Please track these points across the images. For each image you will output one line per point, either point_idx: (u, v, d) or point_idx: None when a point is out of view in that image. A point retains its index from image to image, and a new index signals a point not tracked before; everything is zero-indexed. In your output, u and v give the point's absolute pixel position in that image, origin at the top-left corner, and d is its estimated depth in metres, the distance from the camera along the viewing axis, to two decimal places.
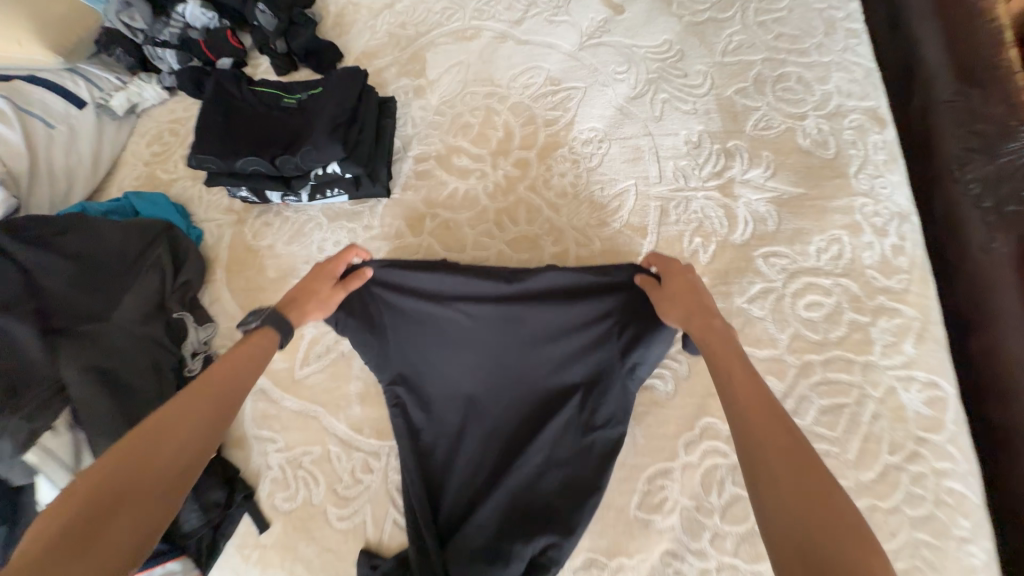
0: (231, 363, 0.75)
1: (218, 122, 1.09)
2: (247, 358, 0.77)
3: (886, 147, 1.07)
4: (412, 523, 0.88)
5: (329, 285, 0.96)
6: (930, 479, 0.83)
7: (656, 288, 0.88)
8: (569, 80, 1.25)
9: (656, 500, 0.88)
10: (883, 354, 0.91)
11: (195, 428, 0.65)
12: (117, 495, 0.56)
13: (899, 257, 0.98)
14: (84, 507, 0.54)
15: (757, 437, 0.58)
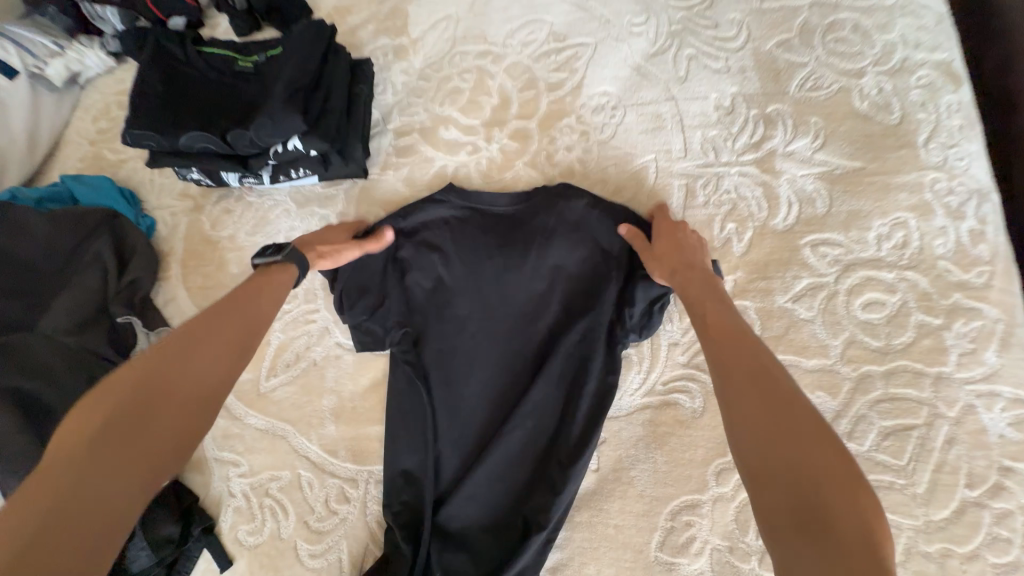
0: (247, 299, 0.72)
1: (157, 90, 0.91)
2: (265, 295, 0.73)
3: (962, 109, 0.87)
4: (393, 500, 0.81)
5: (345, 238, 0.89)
6: (1019, 520, 0.69)
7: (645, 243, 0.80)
8: (577, 35, 1.05)
9: (682, 539, 0.74)
10: (960, 365, 0.75)
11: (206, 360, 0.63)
12: (131, 414, 0.55)
13: (980, 245, 0.80)
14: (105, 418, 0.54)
15: (745, 394, 0.54)
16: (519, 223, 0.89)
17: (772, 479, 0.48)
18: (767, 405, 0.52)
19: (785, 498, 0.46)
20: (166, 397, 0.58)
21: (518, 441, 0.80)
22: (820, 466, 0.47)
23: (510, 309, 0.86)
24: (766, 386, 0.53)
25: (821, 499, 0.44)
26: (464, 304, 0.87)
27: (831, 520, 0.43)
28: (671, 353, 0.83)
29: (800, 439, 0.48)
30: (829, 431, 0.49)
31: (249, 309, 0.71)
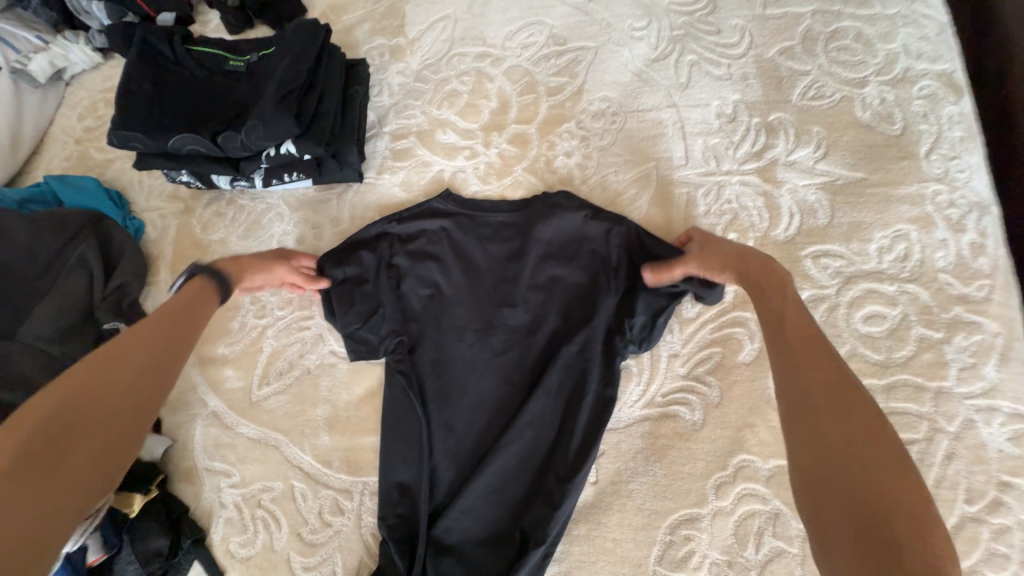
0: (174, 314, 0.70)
1: (145, 90, 0.88)
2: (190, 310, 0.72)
3: (963, 120, 0.87)
4: (388, 512, 0.80)
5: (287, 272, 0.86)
6: (1016, 535, 0.69)
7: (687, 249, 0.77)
8: (577, 38, 1.03)
9: (681, 553, 0.74)
10: (959, 380, 0.75)
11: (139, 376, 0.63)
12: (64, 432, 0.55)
13: (980, 258, 0.80)
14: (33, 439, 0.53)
15: (808, 411, 0.51)
16: (519, 231, 0.88)
17: (830, 494, 0.47)
18: (834, 416, 0.50)
19: (843, 513, 0.45)
20: (101, 401, 0.58)
21: (516, 453, 0.79)
22: (888, 492, 0.45)
23: (509, 318, 0.85)
24: (833, 396, 0.51)
25: (890, 528, 0.43)
26: (462, 313, 0.86)
27: (898, 542, 0.42)
28: (671, 364, 0.83)
29: (866, 454, 0.47)
30: (906, 466, 0.46)
31: (188, 321, 0.71)
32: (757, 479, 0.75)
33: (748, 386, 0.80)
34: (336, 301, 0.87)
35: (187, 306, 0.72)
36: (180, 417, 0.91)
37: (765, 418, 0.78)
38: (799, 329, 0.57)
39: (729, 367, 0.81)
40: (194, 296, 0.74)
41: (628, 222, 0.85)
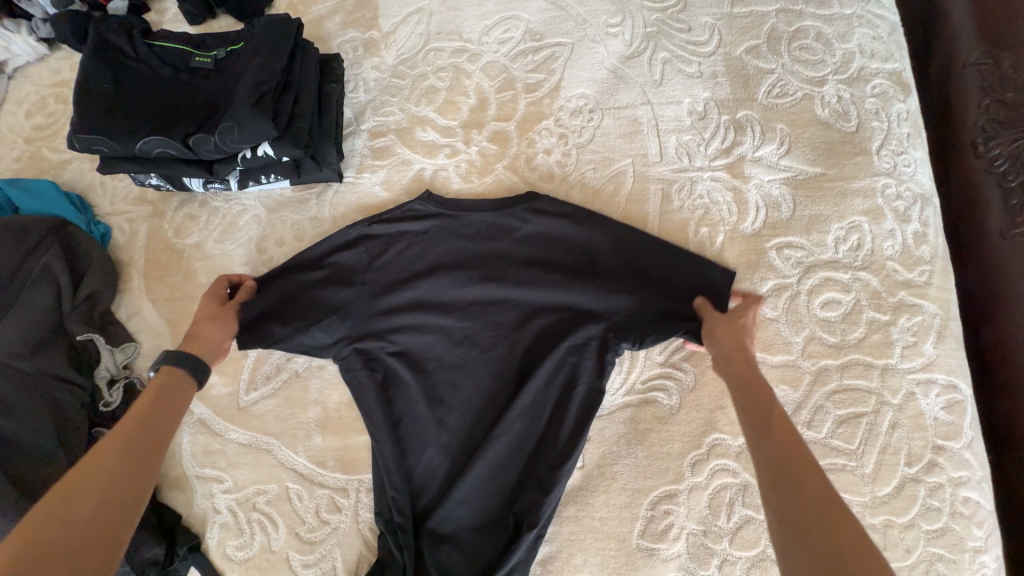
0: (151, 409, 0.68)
1: (105, 89, 0.84)
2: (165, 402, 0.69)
3: (910, 118, 0.94)
4: (385, 507, 0.82)
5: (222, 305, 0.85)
6: (947, 490, 0.79)
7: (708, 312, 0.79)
8: (553, 35, 1.04)
9: (661, 526, 0.80)
10: (902, 357, 0.84)
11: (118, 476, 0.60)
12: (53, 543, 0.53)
13: (922, 246, 0.88)
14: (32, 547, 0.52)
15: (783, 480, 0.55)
16: (502, 231, 0.90)
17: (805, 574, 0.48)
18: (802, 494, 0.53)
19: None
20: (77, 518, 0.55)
21: (507, 445, 0.83)
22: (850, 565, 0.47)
23: (496, 315, 0.88)
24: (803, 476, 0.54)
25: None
26: (450, 312, 0.88)
27: None
28: (650, 353, 0.88)
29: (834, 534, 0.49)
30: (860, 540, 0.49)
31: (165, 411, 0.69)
32: (728, 455, 0.82)
33: None
34: (324, 302, 0.86)
35: (158, 398, 0.69)
36: None
37: None
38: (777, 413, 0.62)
39: (702, 354, 0.87)
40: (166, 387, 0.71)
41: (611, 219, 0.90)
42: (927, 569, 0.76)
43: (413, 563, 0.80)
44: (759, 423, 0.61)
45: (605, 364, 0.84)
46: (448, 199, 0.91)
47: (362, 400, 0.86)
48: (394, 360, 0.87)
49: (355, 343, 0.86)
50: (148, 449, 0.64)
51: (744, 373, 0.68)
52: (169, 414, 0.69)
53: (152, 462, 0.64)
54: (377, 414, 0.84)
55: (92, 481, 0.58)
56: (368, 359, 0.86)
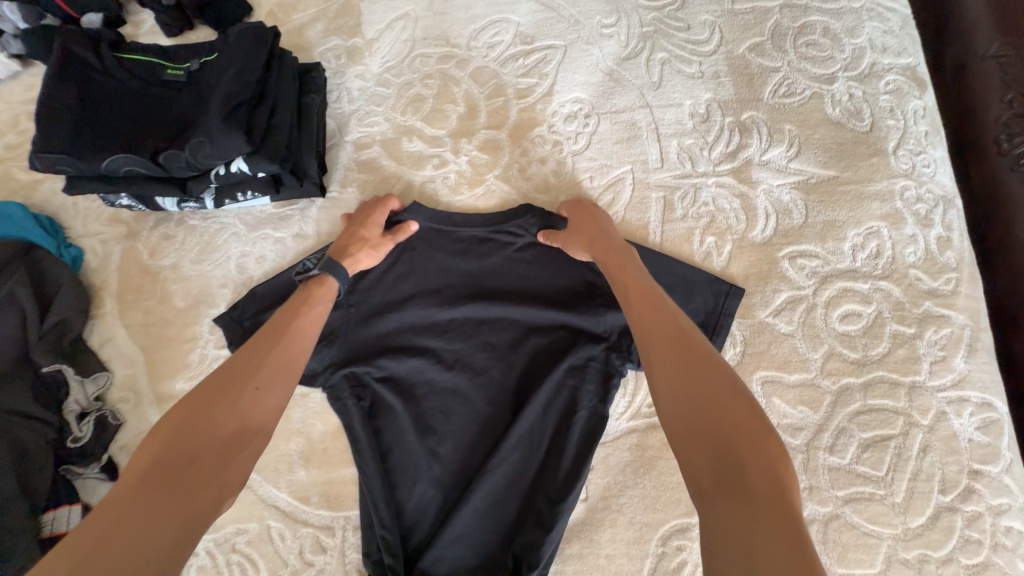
0: (288, 324, 0.69)
1: (71, 105, 0.79)
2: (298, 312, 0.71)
3: (927, 115, 0.88)
4: (372, 548, 0.76)
5: (377, 234, 0.83)
6: (987, 520, 0.72)
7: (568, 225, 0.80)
8: (545, 37, 0.99)
9: (673, 564, 0.74)
10: (931, 373, 0.77)
11: (256, 393, 0.61)
12: (195, 451, 0.54)
13: (946, 252, 0.82)
14: (174, 447, 0.54)
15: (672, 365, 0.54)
16: (495, 246, 0.84)
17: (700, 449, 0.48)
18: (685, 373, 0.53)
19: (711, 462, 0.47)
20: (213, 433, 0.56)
21: (504, 477, 0.77)
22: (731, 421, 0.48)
23: (490, 337, 0.82)
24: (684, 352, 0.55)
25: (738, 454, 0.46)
26: (441, 334, 0.82)
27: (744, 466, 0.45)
28: None
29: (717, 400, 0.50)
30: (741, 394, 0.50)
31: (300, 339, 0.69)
32: None
33: None
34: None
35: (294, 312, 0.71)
36: None
37: None
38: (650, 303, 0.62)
39: None
40: (304, 300, 0.73)
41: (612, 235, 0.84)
42: None
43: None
44: (639, 320, 0.61)
45: (606, 387, 0.78)
46: (438, 212, 0.86)
47: (347, 430, 0.80)
48: (381, 386, 0.80)
49: (341, 368, 0.80)
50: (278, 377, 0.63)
51: (622, 280, 0.67)
52: (303, 330, 0.69)
53: (289, 379, 0.65)
54: (363, 445, 0.78)
55: (243, 394, 0.60)
56: (353, 384, 0.80)
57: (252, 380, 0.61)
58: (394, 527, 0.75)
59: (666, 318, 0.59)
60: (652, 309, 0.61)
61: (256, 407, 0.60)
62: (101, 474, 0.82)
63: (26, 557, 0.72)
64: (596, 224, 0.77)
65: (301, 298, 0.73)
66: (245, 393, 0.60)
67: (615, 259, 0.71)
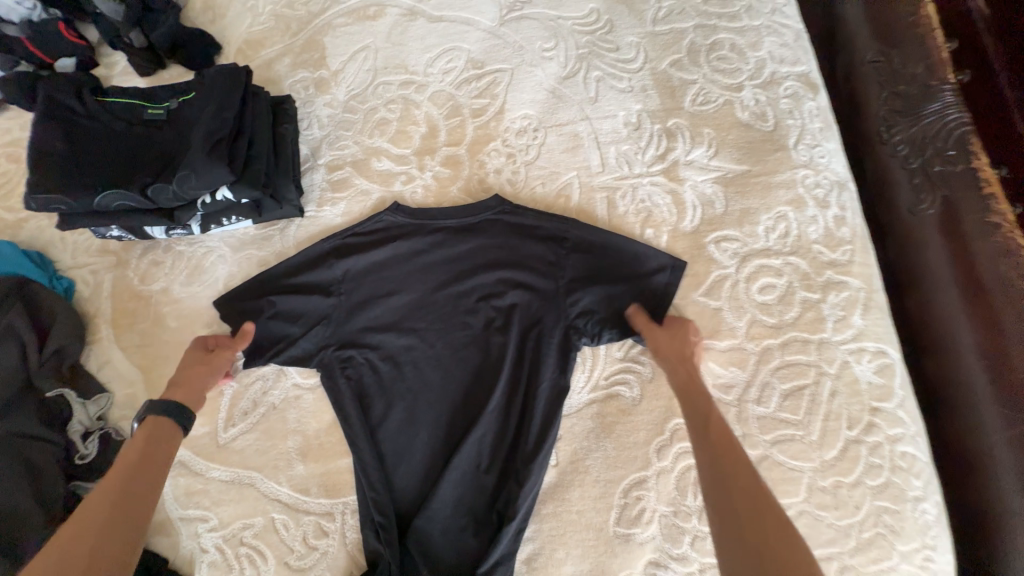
0: (139, 458, 0.73)
1: (60, 149, 0.86)
2: (146, 450, 0.75)
3: (821, 113, 1.04)
4: (368, 509, 0.86)
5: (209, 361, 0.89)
6: (886, 447, 0.87)
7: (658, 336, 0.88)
8: (493, 62, 1.11)
9: (634, 512, 0.85)
10: (835, 330, 0.92)
11: (119, 522, 0.65)
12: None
13: (842, 228, 0.98)
14: None
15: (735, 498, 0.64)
16: (471, 233, 0.98)
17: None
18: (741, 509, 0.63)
19: None
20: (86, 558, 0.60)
21: (485, 442, 0.88)
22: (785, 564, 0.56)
23: (466, 317, 0.95)
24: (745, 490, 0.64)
25: None
26: (425, 314, 0.95)
27: None
28: (609, 350, 0.94)
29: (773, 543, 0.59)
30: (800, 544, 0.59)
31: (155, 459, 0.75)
32: None
33: None
34: (300, 313, 0.94)
35: (147, 448, 0.75)
36: None
37: None
38: (719, 432, 0.72)
39: None
40: (157, 433, 0.78)
41: (575, 222, 0.97)
42: (875, 522, 0.83)
43: (406, 561, 0.85)
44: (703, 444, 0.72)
45: (567, 359, 0.90)
46: (417, 209, 0.99)
47: (341, 402, 0.91)
48: (374, 364, 0.93)
49: (337, 346, 0.93)
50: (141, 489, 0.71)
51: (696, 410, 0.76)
52: (158, 459, 0.75)
53: (149, 506, 0.70)
54: (354, 418, 0.90)
55: (99, 524, 0.64)
56: (347, 362, 0.93)
57: (110, 513, 0.66)
58: (387, 493, 0.87)
59: (735, 462, 0.68)
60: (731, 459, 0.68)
61: (119, 532, 0.65)
62: None
63: None
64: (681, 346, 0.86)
65: (141, 437, 0.77)
66: (102, 523, 0.64)
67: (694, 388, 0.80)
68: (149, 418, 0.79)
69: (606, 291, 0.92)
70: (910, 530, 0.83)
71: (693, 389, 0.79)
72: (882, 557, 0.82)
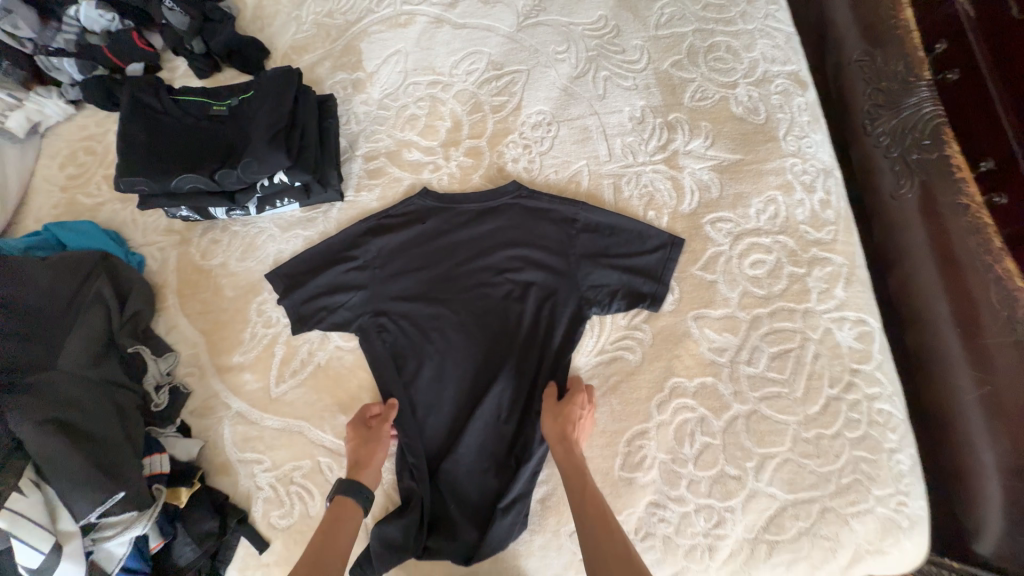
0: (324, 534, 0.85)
1: (141, 140, 1.01)
2: (333, 525, 0.86)
3: (809, 108, 1.15)
4: (402, 453, 0.99)
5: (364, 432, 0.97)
6: (864, 403, 0.97)
7: (553, 405, 0.95)
8: (511, 63, 1.24)
9: (636, 458, 0.96)
10: (819, 300, 1.02)
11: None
12: None
13: (827, 211, 1.08)
14: None
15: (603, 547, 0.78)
16: (491, 214, 1.10)
17: None
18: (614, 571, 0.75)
19: None
20: None
21: (505, 396, 1.00)
22: None
23: (487, 288, 1.07)
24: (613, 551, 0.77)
25: None
26: (450, 285, 1.07)
27: None
28: (615, 319, 1.05)
29: None
30: None
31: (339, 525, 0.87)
32: (687, 394, 0.99)
33: (672, 325, 1.03)
34: (342, 284, 1.07)
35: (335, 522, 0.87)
36: (206, 421, 1.03)
37: (688, 348, 1.01)
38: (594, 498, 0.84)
39: (658, 315, 1.04)
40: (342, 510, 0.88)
41: (585, 204, 1.09)
42: (854, 469, 0.94)
43: (436, 498, 0.97)
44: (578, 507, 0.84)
45: (578, 323, 1.03)
46: (444, 194, 1.12)
47: (377, 361, 1.04)
48: (406, 328, 1.05)
49: (373, 312, 1.06)
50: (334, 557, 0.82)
51: (570, 472, 0.88)
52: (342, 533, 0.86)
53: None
54: (390, 374, 1.03)
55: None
56: (382, 326, 1.05)
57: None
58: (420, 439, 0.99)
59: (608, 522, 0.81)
60: (605, 531, 0.80)
61: None
62: (177, 433, 1.01)
63: (140, 488, 0.85)
64: (576, 412, 0.93)
65: (333, 513, 0.88)
66: None
67: (573, 469, 0.87)
68: (339, 496, 0.90)
69: (614, 265, 1.04)
70: (885, 476, 0.93)
71: (568, 456, 0.89)
72: (860, 499, 0.92)
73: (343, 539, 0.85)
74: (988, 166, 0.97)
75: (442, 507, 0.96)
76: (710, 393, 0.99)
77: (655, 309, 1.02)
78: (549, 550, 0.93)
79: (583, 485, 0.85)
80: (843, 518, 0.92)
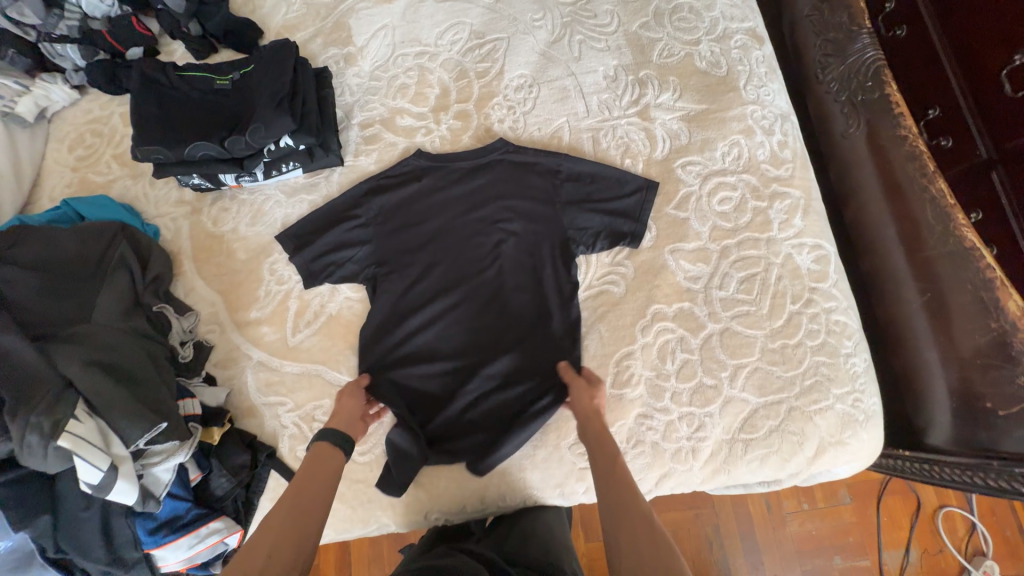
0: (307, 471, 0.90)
1: (153, 113, 1.08)
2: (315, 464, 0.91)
3: (765, 60, 1.27)
4: (415, 386, 1.09)
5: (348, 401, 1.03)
6: (823, 316, 1.09)
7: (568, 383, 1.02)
8: (492, 32, 1.33)
9: (625, 376, 1.07)
10: (780, 230, 1.14)
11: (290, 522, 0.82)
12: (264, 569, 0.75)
13: (785, 150, 1.20)
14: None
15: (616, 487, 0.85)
16: (482, 170, 1.20)
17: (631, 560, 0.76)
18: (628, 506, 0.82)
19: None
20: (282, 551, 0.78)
21: (506, 330, 1.11)
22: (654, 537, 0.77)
23: (483, 236, 1.17)
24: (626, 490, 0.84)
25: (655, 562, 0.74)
26: (449, 235, 1.17)
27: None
28: (600, 256, 1.15)
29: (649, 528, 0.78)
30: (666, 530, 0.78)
31: (317, 481, 0.88)
32: (667, 318, 1.10)
33: (651, 259, 1.14)
34: (350, 239, 1.16)
35: (319, 461, 0.92)
36: (230, 371, 1.12)
37: (666, 278, 1.12)
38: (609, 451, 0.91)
39: (638, 250, 1.15)
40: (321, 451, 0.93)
41: (567, 156, 1.19)
42: (815, 372, 1.06)
43: (446, 424, 1.06)
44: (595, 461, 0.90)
45: (568, 261, 1.14)
46: (436, 154, 1.21)
47: (387, 305, 1.14)
48: (411, 276, 1.15)
49: (381, 262, 1.16)
50: (308, 509, 0.84)
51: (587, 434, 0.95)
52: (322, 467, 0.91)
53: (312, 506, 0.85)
54: (399, 317, 1.13)
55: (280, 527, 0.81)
56: (390, 274, 1.15)
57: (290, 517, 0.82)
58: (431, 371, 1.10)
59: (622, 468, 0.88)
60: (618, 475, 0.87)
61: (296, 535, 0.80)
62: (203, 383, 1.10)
63: (179, 420, 0.95)
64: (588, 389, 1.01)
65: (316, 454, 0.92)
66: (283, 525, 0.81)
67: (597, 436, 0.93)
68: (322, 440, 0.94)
69: (597, 208, 1.15)
70: (843, 377, 1.06)
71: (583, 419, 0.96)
72: (821, 399, 1.05)
73: (327, 472, 0.91)
74: (935, 113, 1.08)
75: (452, 431, 1.07)
76: (687, 316, 1.10)
77: (637, 245, 1.13)
78: (551, 461, 1.04)
79: (597, 441, 0.92)
80: (808, 416, 1.04)
